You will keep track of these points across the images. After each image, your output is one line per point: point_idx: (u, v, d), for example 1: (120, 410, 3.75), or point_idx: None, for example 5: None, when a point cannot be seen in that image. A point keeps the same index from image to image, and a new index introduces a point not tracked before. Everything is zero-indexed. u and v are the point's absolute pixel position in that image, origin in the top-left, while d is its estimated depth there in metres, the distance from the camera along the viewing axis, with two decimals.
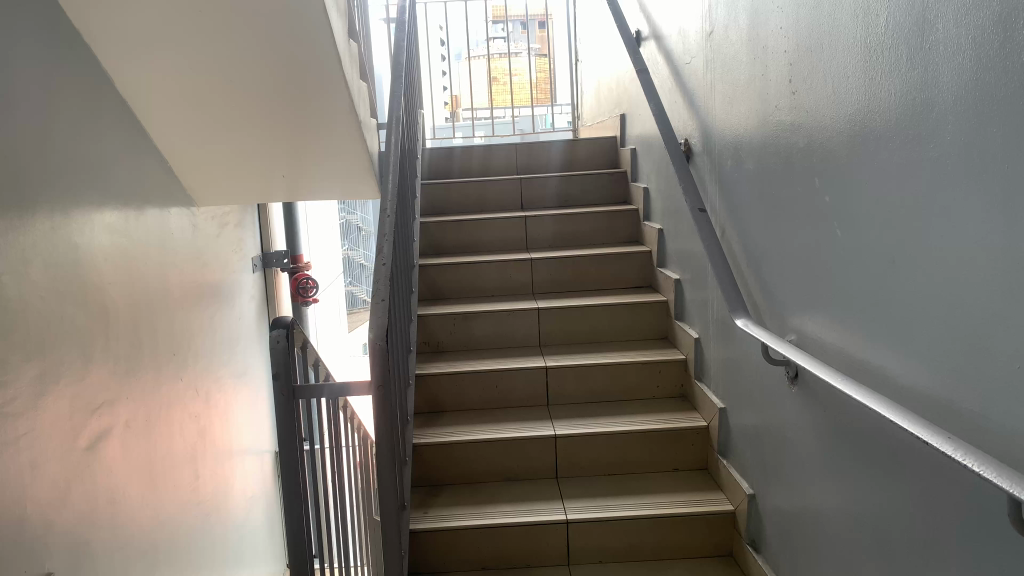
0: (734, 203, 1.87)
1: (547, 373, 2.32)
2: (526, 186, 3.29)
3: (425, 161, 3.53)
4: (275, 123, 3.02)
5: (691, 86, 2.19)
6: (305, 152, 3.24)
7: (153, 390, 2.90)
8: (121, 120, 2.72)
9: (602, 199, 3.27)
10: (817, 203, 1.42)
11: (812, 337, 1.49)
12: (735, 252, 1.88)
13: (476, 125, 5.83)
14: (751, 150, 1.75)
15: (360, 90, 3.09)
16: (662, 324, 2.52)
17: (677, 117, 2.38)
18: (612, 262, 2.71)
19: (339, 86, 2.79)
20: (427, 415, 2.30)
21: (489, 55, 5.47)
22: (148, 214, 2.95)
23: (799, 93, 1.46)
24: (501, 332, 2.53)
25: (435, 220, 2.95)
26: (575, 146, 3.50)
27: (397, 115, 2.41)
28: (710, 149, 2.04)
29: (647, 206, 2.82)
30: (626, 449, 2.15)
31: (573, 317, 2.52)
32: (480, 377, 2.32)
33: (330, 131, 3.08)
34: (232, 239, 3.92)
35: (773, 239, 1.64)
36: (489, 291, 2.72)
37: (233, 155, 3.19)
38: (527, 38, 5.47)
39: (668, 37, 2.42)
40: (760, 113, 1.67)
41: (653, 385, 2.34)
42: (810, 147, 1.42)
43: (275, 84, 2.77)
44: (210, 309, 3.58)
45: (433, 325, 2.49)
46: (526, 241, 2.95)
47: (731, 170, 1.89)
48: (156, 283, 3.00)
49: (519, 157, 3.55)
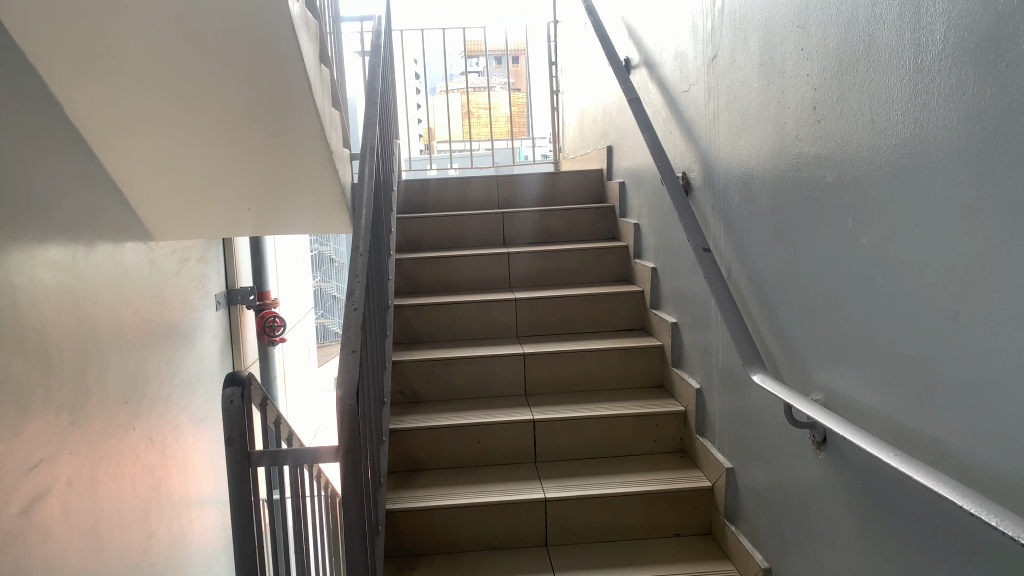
0: (744, 241, 1.70)
1: (535, 426, 2.12)
2: (512, 219, 3.10)
3: (401, 192, 3.34)
4: (241, 154, 2.82)
5: (689, 115, 2.03)
6: (270, 183, 3.04)
7: (102, 442, 2.66)
8: (70, 148, 2.51)
9: (588, 235, 3.10)
10: (850, 245, 1.25)
11: (845, 397, 1.31)
12: (744, 296, 1.71)
13: (452, 157, 5.68)
14: (763, 184, 1.57)
15: (333, 118, 2.90)
16: (657, 371, 2.33)
17: (672, 147, 2.22)
18: (601, 302, 2.53)
19: (310, 114, 2.60)
20: (402, 474, 2.08)
21: (466, 87, 5.33)
22: (100, 250, 2.73)
23: (826, 121, 1.30)
24: (482, 380, 2.32)
25: (412, 255, 2.75)
26: (558, 177, 3.33)
27: (371, 143, 2.22)
28: (713, 183, 1.88)
29: (637, 243, 2.65)
30: (622, 512, 1.94)
31: (560, 363, 2.32)
32: (461, 431, 2.11)
33: (299, 160, 2.89)
34: (194, 274, 3.70)
35: (794, 283, 1.47)
36: (470, 333, 2.52)
37: (194, 183, 2.98)
38: (505, 70, 5.34)
39: (662, 63, 2.27)
40: (775, 143, 1.51)
41: (650, 439, 2.15)
42: (840, 182, 1.26)
43: (241, 114, 2.59)
44: (169, 348, 3.35)
45: (410, 373, 2.29)
46: (508, 280, 2.75)
47: (738, 207, 1.72)
48: (108, 320, 2.77)
49: (500, 188, 3.38)
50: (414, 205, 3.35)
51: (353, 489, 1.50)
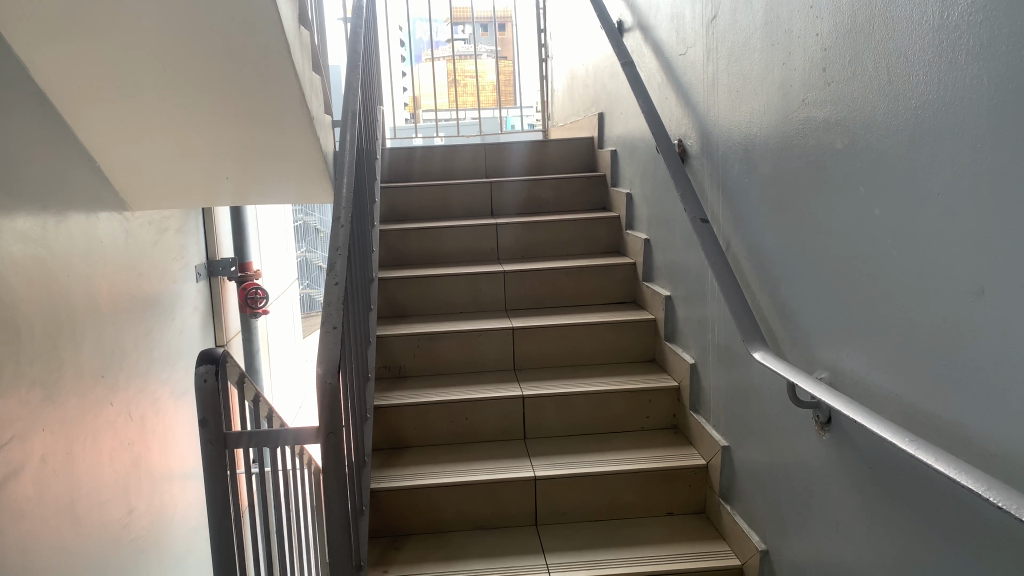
0: (744, 212, 1.63)
1: (524, 403, 2.06)
2: (500, 189, 3.01)
3: (385, 161, 3.24)
4: (218, 120, 2.72)
5: (686, 79, 1.95)
6: (249, 150, 2.94)
7: (78, 418, 2.58)
8: (37, 113, 2.40)
9: (577, 205, 3.02)
10: (862, 216, 1.19)
11: (854, 377, 1.25)
12: (744, 269, 1.64)
13: (438, 125, 5.57)
14: (766, 151, 1.50)
15: (314, 82, 2.80)
16: (650, 346, 2.27)
17: (667, 114, 2.13)
18: (592, 275, 2.46)
19: (289, 78, 2.50)
20: (387, 452, 2.02)
21: (452, 55, 5.21)
22: (72, 221, 2.63)
23: (838, 84, 1.23)
24: (469, 355, 2.25)
25: (397, 226, 2.66)
26: (546, 145, 3.24)
27: (353, 108, 2.13)
28: (711, 151, 1.80)
29: (629, 214, 2.58)
30: (614, 491, 1.89)
31: (550, 337, 2.26)
32: (448, 408, 2.04)
33: (279, 127, 2.78)
34: (172, 245, 3.59)
35: (799, 256, 1.40)
36: (456, 306, 2.45)
37: (170, 150, 2.88)
38: (492, 36, 5.21)
39: (657, 25, 2.18)
40: (779, 108, 1.43)
41: (642, 416, 2.09)
42: (852, 150, 1.19)
43: (219, 79, 2.48)
44: (148, 321, 3.26)
45: (394, 347, 2.21)
46: (495, 251, 2.67)
47: (738, 176, 1.65)
48: (83, 292, 2.68)
49: (487, 157, 3.28)
50: (400, 174, 3.26)
51: (337, 472, 1.43)
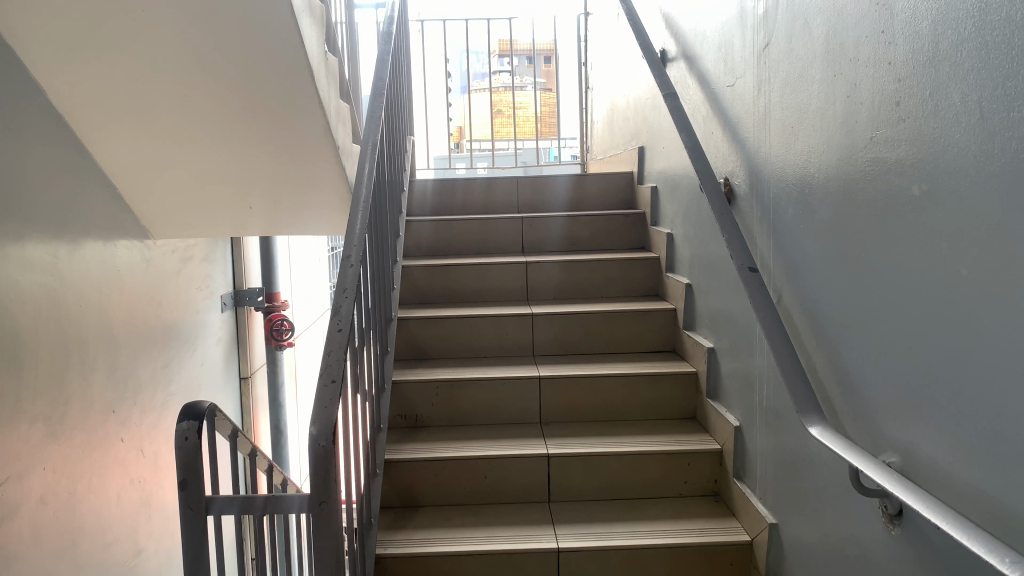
0: (798, 261, 1.45)
1: (550, 462, 1.87)
2: (548, 225, 2.87)
3: (416, 193, 3.10)
4: (240, 145, 2.61)
5: (734, 112, 1.78)
6: (273, 177, 2.83)
7: (85, 454, 2.46)
8: (54, 136, 2.32)
9: (615, 244, 2.85)
10: (945, 275, 1.00)
11: (934, 466, 1.05)
12: (797, 325, 1.45)
13: (477, 157, 5.45)
14: (825, 194, 1.32)
15: (341, 110, 2.69)
16: (690, 402, 2.08)
17: (712, 148, 1.96)
18: (628, 321, 2.28)
19: (312, 104, 2.39)
20: (397, 512, 1.85)
21: (492, 86, 5.11)
22: (87, 248, 2.53)
23: (914, 119, 1.05)
24: (492, 405, 2.08)
25: (422, 262, 2.51)
26: (584, 179, 3.08)
27: (374, 136, 1.99)
28: (761, 191, 1.63)
29: (669, 255, 2.40)
30: (647, 568, 1.69)
31: (580, 389, 2.08)
32: (466, 465, 1.87)
33: (303, 155, 2.67)
34: (197, 274, 3.50)
35: (865, 318, 1.21)
36: (481, 350, 2.28)
37: (192, 174, 2.78)
38: (534, 68, 5.10)
39: (704, 54, 2.01)
40: (841, 146, 1.26)
41: (680, 480, 1.89)
42: (933, 196, 1.01)
43: (241, 103, 2.38)
44: (166, 352, 3.15)
45: (411, 395, 2.05)
46: (525, 291, 2.51)
47: (792, 221, 1.47)
48: (95, 321, 2.57)
49: (522, 190, 3.14)
50: (431, 207, 3.12)
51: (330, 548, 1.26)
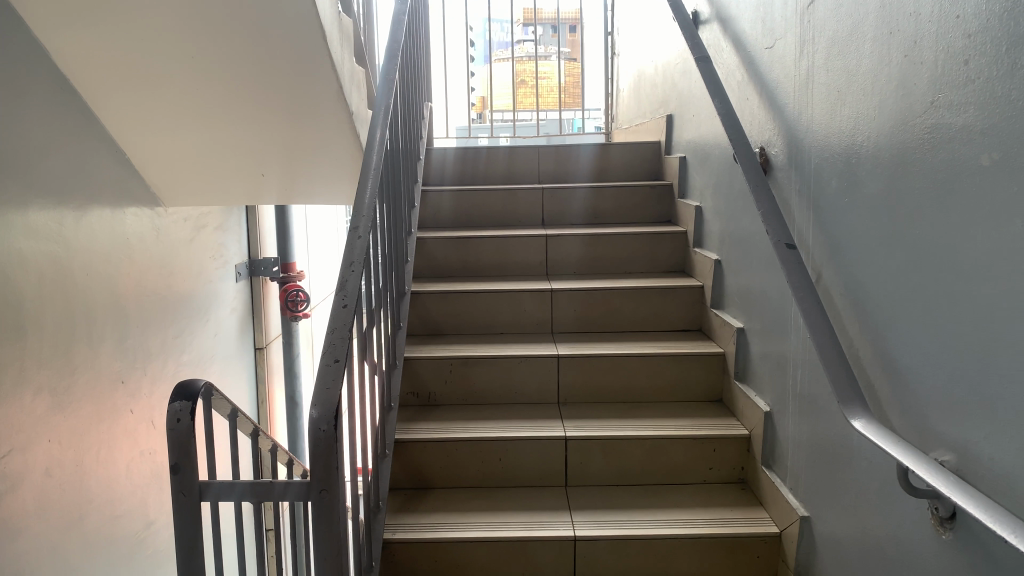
0: (841, 238, 1.33)
1: (567, 445, 1.78)
2: (574, 197, 2.75)
3: (433, 162, 3.00)
4: (252, 111, 2.52)
5: (774, 76, 1.65)
6: (286, 144, 2.73)
7: (94, 426, 2.41)
8: (59, 101, 2.23)
9: (639, 217, 2.74)
10: (1016, 256, 0.88)
11: (994, 467, 0.94)
12: (839, 306, 1.34)
13: (499, 127, 5.33)
14: (874, 164, 1.20)
15: (356, 74, 2.58)
16: (716, 384, 1.98)
17: (747, 115, 1.84)
18: (652, 298, 2.18)
19: (326, 69, 2.28)
20: (408, 494, 1.77)
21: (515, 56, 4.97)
22: (95, 216, 2.46)
23: (986, 79, 0.93)
24: (508, 384, 1.99)
25: (438, 233, 2.42)
26: (608, 150, 2.97)
27: (388, 101, 1.88)
28: (801, 161, 1.50)
29: (697, 230, 2.28)
30: (669, 558, 1.60)
31: (601, 369, 1.98)
32: (479, 447, 1.78)
33: (317, 121, 2.57)
34: (210, 243, 3.43)
35: (917, 301, 1.10)
36: (498, 326, 2.19)
37: (202, 140, 2.69)
38: (558, 37, 4.95)
39: (740, 14, 1.88)
40: (896, 111, 1.13)
41: (704, 467, 1.80)
42: (1006, 166, 0.89)
43: (251, 67, 2.28)
44: (178, 321, 3.09)
45: (424, 373, 1.97)
46: (545, 266, 2.41)
47: (835, 194, 1.35)
48: (102, 290, 2.50)
49: (543, 160, 3.02)
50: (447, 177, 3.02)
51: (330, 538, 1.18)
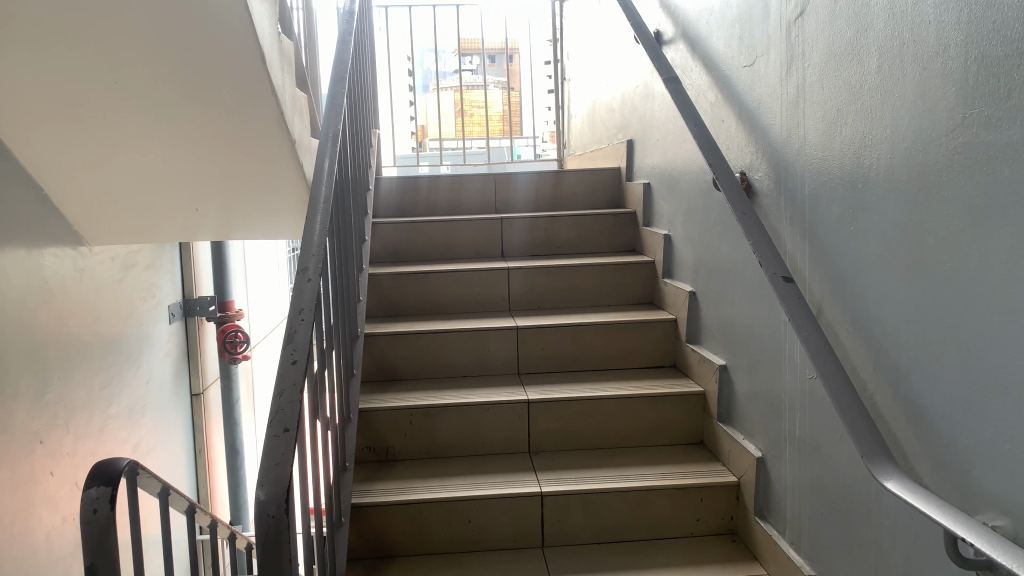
0: (847, 270, 1.21)
1: (543, 501, 1.62)
2: (514, 225, 2.61)
3: (381, 192, 2.83)
4: (183, 140, 2.32)
5: (755, 94, 1.54)
6: (221, 175, 2.54)
7: (9, 493, 2.15)
8: None
9: (601, 246, 2.62)
10: None
11: None
12: (848, 345, 1.22)
13: (444, 156, 5.19)
14: (888, 189, 1.09)
15: (298, 100, 2.40)
16: (697, 425, 1.85)
17: (724, 136, 1.72)
18: (624, 333, 2.04)
19: (265, 94, 2.11)
20: (367, 565, 1.58)
21: (459, 84, 4.85)
22: (8, 259, 2.22)
23: None
24: (473, 434, 1.82)
25: (391, 269, 2.25)
26: (562, 177, 2.84)
27: (336, 127, 1.72)
28: (793, 185, 1.39)
29: (667, 260, 2.17)
30: None
31: (574, 413, 1.83)
32: (446, 508, 1.61)
33: (256, 151, 2.39)
34: (140, 283, 3.19)
35: (950, 342, 0.98)
36: (459, 369, 2.03)
37: (130, 173, 2.47)
38: (503, 64, 4.86)
39: (712, 30, 1.77)
40: (915, 130, 1.02)
41: (691, 518, 1.66)
42: None
43: (183, 94, 2.09)
44: (105, 369, 2.83)
45: (381, 425, 1.79)
46: (507, 301, 2.26)
47: (837, 222, 1.23)
48: (17, 340, 2.25)
49: (496, 188, 2.88)
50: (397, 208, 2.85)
51: None
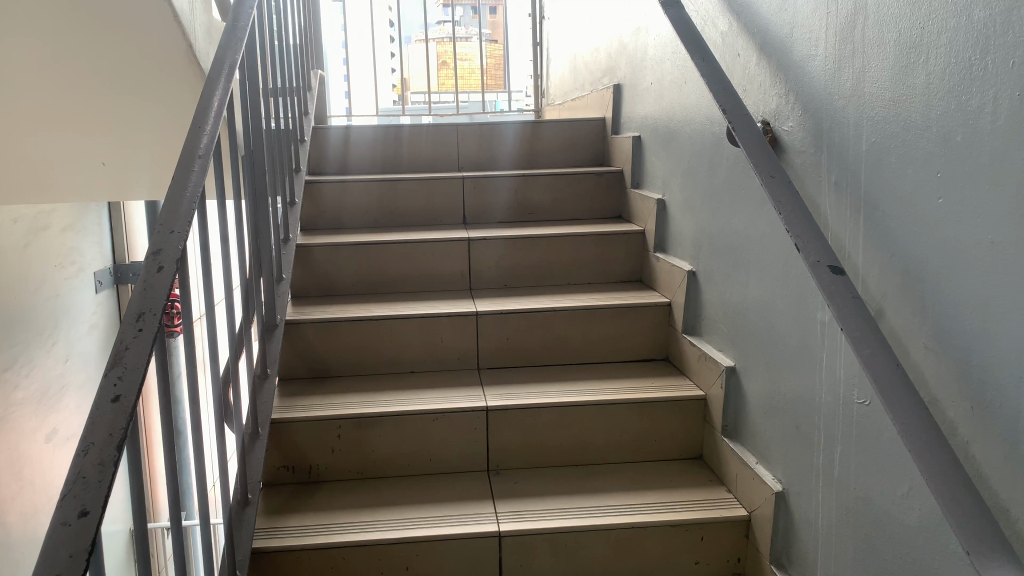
0: (930, 258, 0.84)
1: (501, 542, 1.26)
2: (494, 184, 2.21)
3: (352, 147, 2.41)
4: (74, 81, 1.89)
5: (786, 14, 1.16)
6: (133, 127, 2.12)
7: None
8: None
9: (580, 209, 2.25)
10: None
11: None
12: (929, 365, 0.85)
13: (414, 112, 4.75)
14: (1011, 143, 0.71)
15: (217, 31, 1.98)
16: (694, 437, 1.51)
17: (740, 73, 1.34)
18: (607, 321, 1.68)
19: (164, 20, 1.69)
20: None
21: (431, 38, 4.39)
22: None
23: None
24: (418, 449, 1.46)
25: (326, 239, 1.86)
26: (539, 128, 2.45)
27: (239, 48, 1.29)
28: (841, 136, 1.01)
29: (659, 230, 1.80)
30: None
31: (544, 423, 1.48)
32: (376, 552, 1.25)
33: (165, 99, 1.98)
34: (56, 247, 2.76)
35: None
36: (406, 364, 1.66)
37: (12, 120, 2.04)
38: (479, 17, 4.41)
39: None
40: None
41: (688, 561, 1.31)
42: None
43: (58, 21, 1.67)
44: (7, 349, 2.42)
45: (301, 438, 1.42)
46: (466, 278, 1.88)
47: (914, 190, 0.86)
48: None
49: (477, 143, 2.47)
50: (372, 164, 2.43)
51: None
